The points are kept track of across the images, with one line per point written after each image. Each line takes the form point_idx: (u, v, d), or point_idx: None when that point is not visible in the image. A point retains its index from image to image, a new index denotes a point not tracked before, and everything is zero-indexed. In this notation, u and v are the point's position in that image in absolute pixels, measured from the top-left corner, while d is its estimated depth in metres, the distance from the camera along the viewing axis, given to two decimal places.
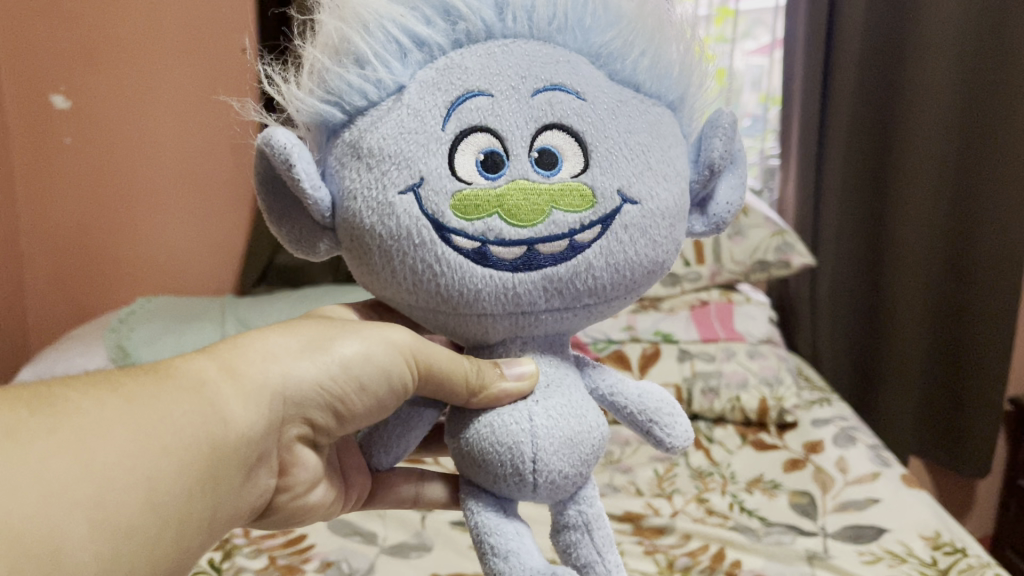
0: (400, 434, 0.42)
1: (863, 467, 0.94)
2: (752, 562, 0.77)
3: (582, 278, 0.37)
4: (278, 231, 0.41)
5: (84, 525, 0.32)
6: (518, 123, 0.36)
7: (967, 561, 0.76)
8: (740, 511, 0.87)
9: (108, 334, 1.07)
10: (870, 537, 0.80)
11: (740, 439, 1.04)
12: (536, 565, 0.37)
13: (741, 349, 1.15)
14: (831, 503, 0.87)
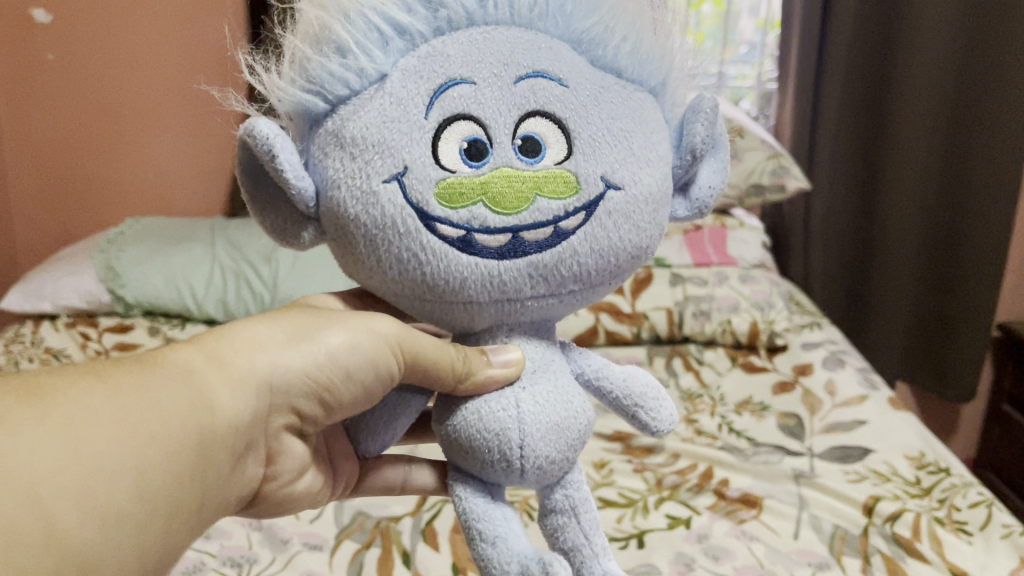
0: (388, 421, 0.42)
1: (851, 390, 0.97)
2: (739, 480, 0.80)
3: (567, 264, 0.37)
4: (262, 222, 0.41)
5: (73, 511, 0.32)
6: (501, 110, 0.36)
7: (950, 480, 0.79)
8: (729, 432, 0.90)
9: (98, 255, 1.15)
10: (856, 459, 0.84)
11: (730, 361, 1.07)
12: (524, 550, 0.37)
13: (733, 274, 1.16)
14: (818, 425, 0.90)
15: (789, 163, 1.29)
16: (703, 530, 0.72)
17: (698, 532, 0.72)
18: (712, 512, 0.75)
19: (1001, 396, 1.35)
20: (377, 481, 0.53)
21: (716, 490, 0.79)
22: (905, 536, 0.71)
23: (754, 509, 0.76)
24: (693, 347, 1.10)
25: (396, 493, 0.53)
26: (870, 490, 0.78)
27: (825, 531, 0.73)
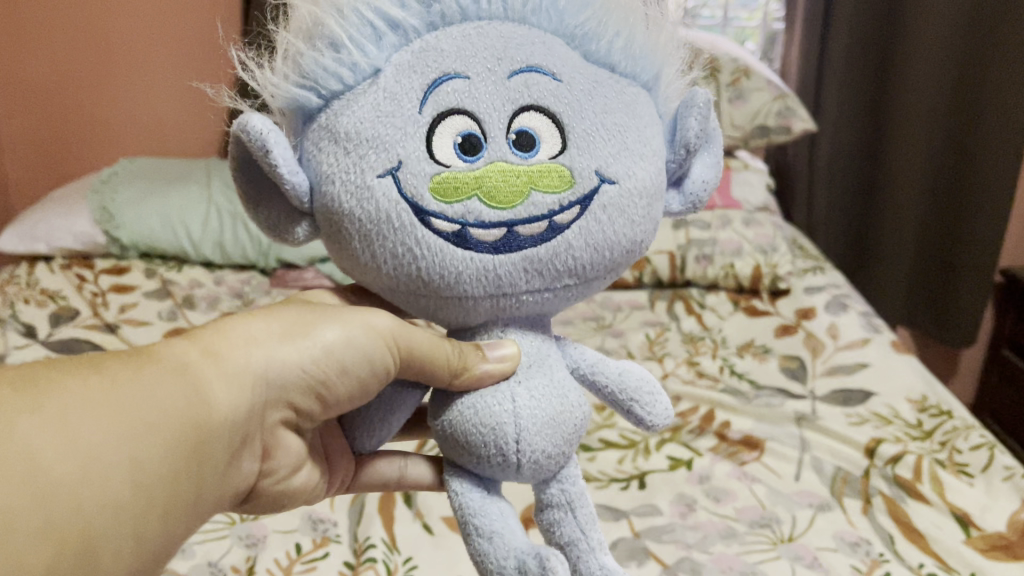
0: (384, 417, 0.42)
1: (854, 334, 1.04)
2: (741, 423, 0.87)
3: (562, 258, 0.37)
4: (254, 219, 0.41)
5: (66, 502, 0.32)
6: (495, 105, 0.36)
7: (952, 423, 0.86)
8: (731, 374, 0.97)
9: (91, 195, 1.29)
10: (858, 401, 0.90)
11: (731, 305, 1.16)
12: (521, 546, 0.37)
13: (737, 216, 1.26)
14: (822, 367, 0.98)
15: (796, 104, 1.33)
16: (705, 471, 0.79)
17: (698, 473, 0.79)
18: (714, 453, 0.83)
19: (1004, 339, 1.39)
20: (371, 476, 0.52)
21: (717, 432, 0.85)
22: (906, 477, 0.78)
23: (755, 452, 0.83)
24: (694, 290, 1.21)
25: (391, 487, 0.52)
26: (872, 433, 0.84)
27: (826, 471, 0.79)
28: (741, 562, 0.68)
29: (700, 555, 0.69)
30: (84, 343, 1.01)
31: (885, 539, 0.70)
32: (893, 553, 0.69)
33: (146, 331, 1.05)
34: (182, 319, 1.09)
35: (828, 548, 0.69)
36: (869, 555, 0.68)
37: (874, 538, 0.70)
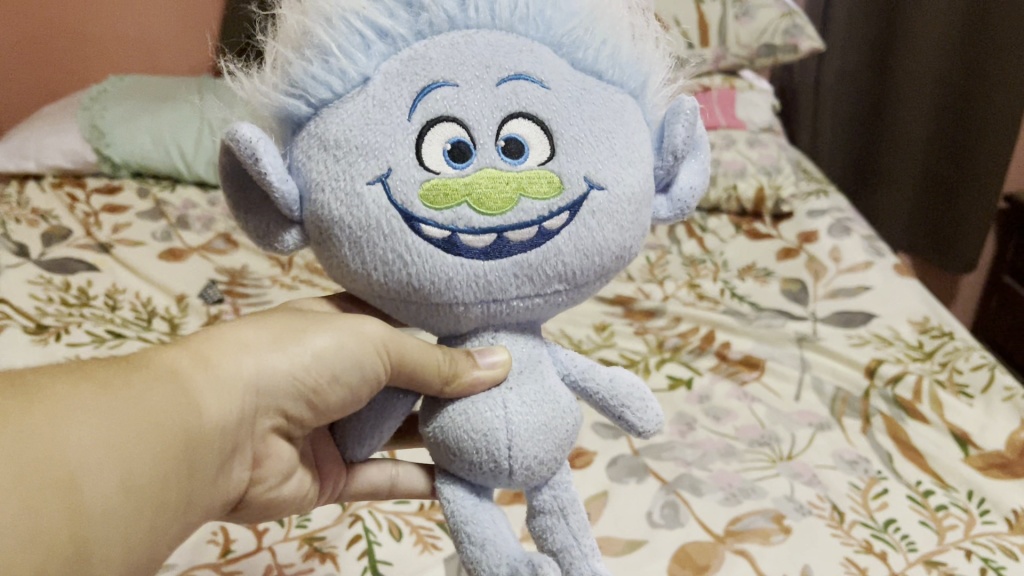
0: (375, 424, 0.42)
1: (856, 257, 1.12)
2: (742, 343, 0.96)
3: (552, 263, 0.38)
4: (243, 225, 0.41)
5: (60, 507, 0.32)
6: (484, 112, 0.37)
7: (953, 344, 0.95)
8: (732, 297, 1.07)
9: (81, 112, 1.37)
10: (860, 322, 0.99)
11: (733, 228, 1.25)
12: (514, 553, 0.37)
13: (740, 137, 1.36)
14: (824, 291, 1.06)
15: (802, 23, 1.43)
16: (706, 391, 0.88)
17: (698, 394, 0.87)
18: (714, 373, 0.91)
19: (1005, 268, 1.48)
20: (362, 483, 0.52)
21: (717, 353, 0.94)
22: (907, 398, 0.86)
23: (755, 371, 0.91)
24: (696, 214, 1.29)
25: (380, 495, 0.52)
26: (873, 354, 0.93)
27: (826, 393, 0.88)
28: (740, 480, 0.75)
29: (699, 472, 0.76)
30: (76, 263, 1.06)
31: (883, 458, 0.78)
32: (890, 471, 0.77)
33: (138, 250, 1.11)
34: (176, 239, 1.15)
35: (827, 466, 0.77)
36: (867, 473, 0.76)
37: (873, 458, 0.78)
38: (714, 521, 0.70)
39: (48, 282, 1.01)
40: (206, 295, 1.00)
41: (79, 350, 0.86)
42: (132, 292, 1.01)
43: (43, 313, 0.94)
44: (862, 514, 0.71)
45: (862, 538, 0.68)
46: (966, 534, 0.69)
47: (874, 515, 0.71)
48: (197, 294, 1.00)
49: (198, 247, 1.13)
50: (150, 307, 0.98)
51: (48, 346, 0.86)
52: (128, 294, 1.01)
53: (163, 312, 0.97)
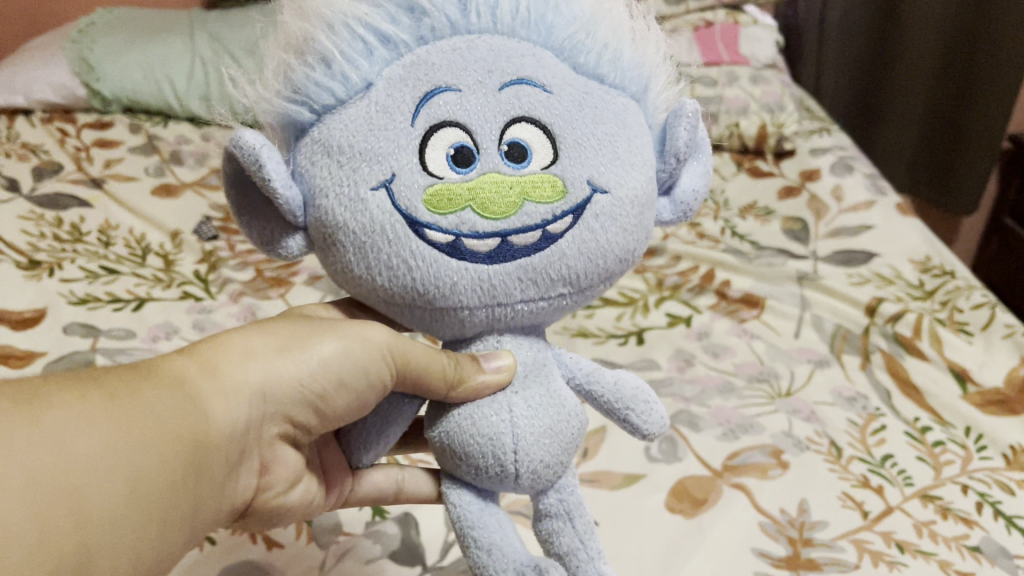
0: (379, 431, 0.42)
1: (860, 196, 1.13)
2: (741, 281, 0.99)
3: (556, 267, 0.38)
4: (247, 229, 0.41)
5: (69, 516, 0.32)
6: (486, 116, 0.37)
7: (954, 283, 0.96)
8: (732, 235, 1.09)
9: (69, 45, 1.34)
10: (861, 262, 1.01)
11: (736, 167, 1.26)
12: (521, 558, 0.37)
13: (744, 73, 1.34)
14: (824, 231, 1.08)
15: None
16: (705, 327, 0.91)
17: (698, 330, 0.90)
18: (714, 311, 0.95)
19: (1005, 210, 1.50)
20: (367, 489, 0.53)
21: (717, 290, 0.97)
22: (907, 335, 0.88)
23: (756, 309, 0.95)
24: None
25: (388, 499, 0.53)
26: (873, 293, 0.94)
27: (827, 330, 0.91)
28: (739, 416, 0.77)
29: (698, 408, 0.78)
30: (67, 199, 1.06)
31: (882, 395, 0.81)
32: (889, 407, 0.79)
33: (131, 185, 1.12)
34: (169, 174, 1.16)
35: (826, 402, 0.80)
36: (866, 410, 0.79)
37: (872, 395, 0.81)
38: (713, 457, 0.72)
39: (40, 217, 1.02)
40: (200, 231, 1.02)
41: (72, 286, 0.88)
42: (126, 228, 1.02)
43: (36, 249, 0.95)
44: (860, 449, 0.74)
45: (859, 473, 0.71)
46: (962, 470, 0.72)
47: (871, 451, 0.74)
48: (191, 230, 1.02)
49: (191, 183, 1.14)
50: (144, 245, 0.99)
51: (42, 283, 0.88)
52: (121, 230, 1.02)
53: (157, 248, 0.99)
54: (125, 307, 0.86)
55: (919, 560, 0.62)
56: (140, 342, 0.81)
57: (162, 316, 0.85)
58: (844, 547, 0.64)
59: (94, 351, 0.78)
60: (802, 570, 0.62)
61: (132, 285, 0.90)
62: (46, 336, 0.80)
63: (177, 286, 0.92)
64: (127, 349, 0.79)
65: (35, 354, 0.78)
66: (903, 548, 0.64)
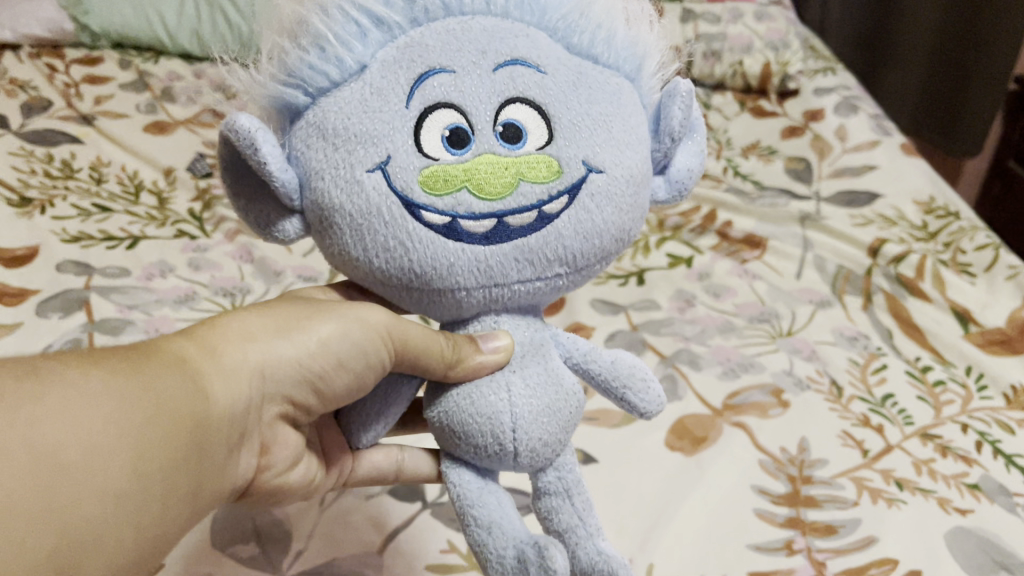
0: (379, 411, 0.43)
1: (863, 136, 1.22)
2: (744, 222, 1.09)
3: (553, 247, 0.38)
4: (244, 214, 0.42)
5: (72, 488, 0.33)
6: (481, 97, 0.37)
7: (958, 225, 1.05)
8: (735, 175, 1.18)
9: None
10: (863, 202, 1.11)
11: (738, 107, 1.34)
12: (520, 535, 0.37)
13: (748, 10, 1.41)
14: (828, 170, 1.17)
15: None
16: (705, 269, 1.00)
17: (698, 271, 1.00)
18: (715, 251, 1.04)
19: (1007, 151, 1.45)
20: (366, 470, 0.53)
21: (718, 231, 1.07)
22: (908, 275, 0.98)
23: (757, 249, 1.05)
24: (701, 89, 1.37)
25: (387, 481, 0.53)
26: (877, 234, 1.05)
27: (828, 271, 1.00)
28: (739, 355, 0.85)
29: (698, 347, 0.86)
30: (58, 135, 1.08)
31: (883, 335, 0.90)
32: (890, 347, 0.88)
33: (123, 122, 1.13)
34: (161, 113, 1.16)
35: (827, 342, 0.88)
36: (867, 350, 0.87)
37: (873, 334, 0.90)
38: (714, 396, 0.80)
39: (30, 153, 1.03)
40: (195, 168, 1.04)
41: (65, 224, 0.92)
42: (118, 165, 1.04)
43: (27, 186, 0.97)
44: (860, 389, 0.82)
45: (860, 412, 0.78)
46: (962, 408, 0.79)
47: (872, 389, 0.82)
48: (184, 169, 1.04)
49: (183, 121, 1.14)
50: (137, 182, 1.02)
51: (33, 220, 0.91)
52: (113, 168, 1.04)
53: (150, 186, 1.02)
54: (118, 246, 0.90)
55: (916, 497, 0.69)
56: (136, 279, 0.86)
57: (158, 254, 0.90)
58: (843, 483, 0.71)
59: (88, 290, 0.82)
60: (801, 506, 0.68)
61: (125, 224, 0.94)
62: (40, 274, 0.84)
63: (171, 225, 0.95)
64: (123, 288, 0.84)
65: (29, 292, 0.81)
66: (903, 485, 0.70)
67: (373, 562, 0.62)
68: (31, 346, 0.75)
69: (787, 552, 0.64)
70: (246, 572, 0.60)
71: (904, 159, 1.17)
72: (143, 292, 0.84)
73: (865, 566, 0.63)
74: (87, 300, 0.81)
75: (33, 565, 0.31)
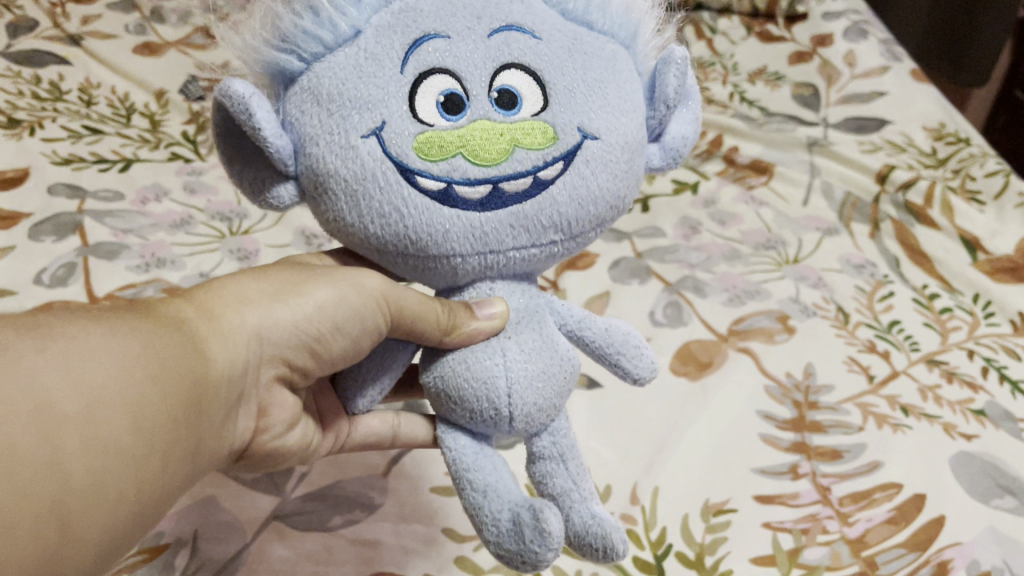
0: (374, 374, 0.44)
1: (872, 62, 1.19)
2: (750, 148, 1.08)
3: (548, 213, 0.38)
4: (240, 181, 0.42)
5: (76, 435, 0.32)
6: (476, 62, 0.37)
7: (969, 151, 1.04)
8: (741, 102, 1.16)
9: None
10: (873, 129, 1.10)
11: (745, 31, 1.30)
12: (516, 499, 0.38)
13: None
14: (836, 97, 1.15)
15: None
16: (711, 196, 1.00)
17: (704, 199, 0.99)
18: (722, 177, 1.04)
19: None
20: (363, 434, 0.55)
21: (725, 157, 1.06)
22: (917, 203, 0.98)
23: (764, 176, 1.04)
24: (706, 13, 1.32)
25: (384, 447, 0.55)
26: (885, 160, 1.04)
27: (836, 198, 1.00)
28: (744, 283, 0.85)
29: (702, 275, 0.87)
30: (45, 56, 1.06)
31: (890, 263, 0.90)
32: (896, 274, 0.88)
33: (111, 42, 1.10)
34: (151, 32, 1.13)
35: (834, 270, 0.88)
36: (874, 277, 0.87)
37: (880, 262, 0.90)
38: (719, 323, 0.80)
39: (17, 74, 1.02)
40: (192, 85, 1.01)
41: (55, 146, 0.91)
42: (107, 88, 1.03)
43: (15, 108, 0.96)
44: (867, 315, 0.82)
45: (866, 338, 0.79)
46: (969, 335, 0.80)
47: (879, 316, 0.82)
48: (176, 90, 1.03)
49: (174, 41, 1.11)
50: (128, 105, 1.01)
51: (22, 142, 0.91)
52: (102, 90, 1.03)
53: (142, 108, 1.01)
54: (111, 169, 0.90)
55: (922, 423, 0.70)
56: (130, 204, 0.86)
57: (151, 177, 0.90)
58: (849, 410, 0.71)
59: (82, 214, 0.83)
60: (806, 431, 0.69)
61: (117, 146, 0.93)
62: (32, 196, 0.84)
63: (165, 147, 0.95)
64: (117, 212, 0.84)
65: (20, 216, 0.82)
66: (909, 411, 0.71)
67: (376, 483, 0.63)
68: (26, 271, 0.76)
69: (793, 476, 0.66)
70: (250, 494, 0.61)
71: (914, 84, 1.15)
72: (139, 216, 0.84)
73: (870, 490, 0.64)
74: (80, 224, 0.81)
75: (45, 517, 0.30)
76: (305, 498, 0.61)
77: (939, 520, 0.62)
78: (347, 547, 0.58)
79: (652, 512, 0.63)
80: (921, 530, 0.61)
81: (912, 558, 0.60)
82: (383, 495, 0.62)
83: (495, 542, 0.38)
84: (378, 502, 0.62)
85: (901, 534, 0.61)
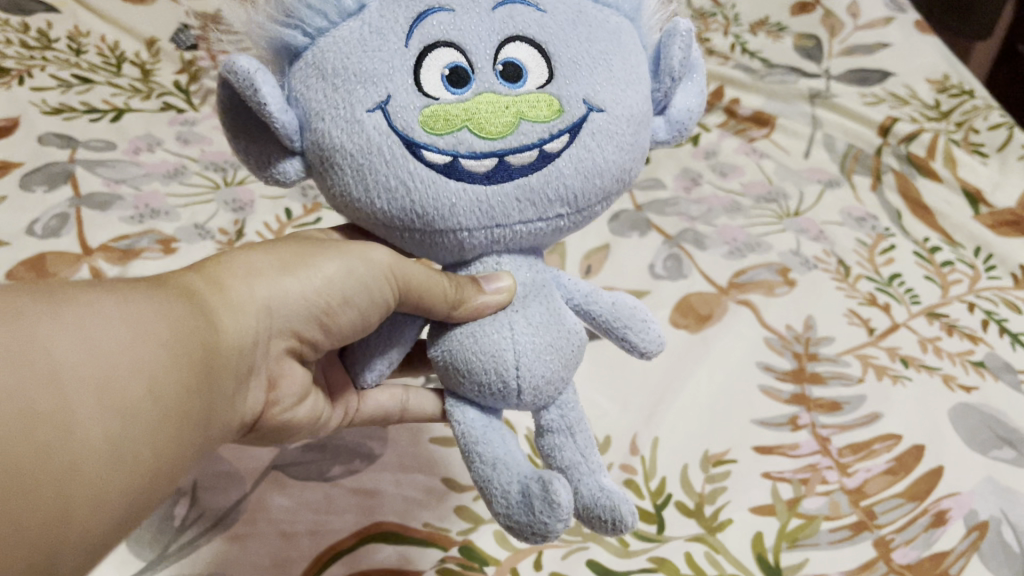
0: (382, 349, 0.44)
1: (876, 13, 1.17)
2: (751, 100, 1.07)
3: (554, 186, 0.38)
4: (244, 155, 0.41)
5: (92, 399, 0.32)
6: (480, 35, 0.36)
7: (972, 104, 1.04)
8: (742, 53, 1.15)
9: None
10: (876, 81, 1.09)
11: None
12: (525, 471, 0.38)
13: None
14: (839, 48, 1.14)
15: None
16: (712, 148, 0.99)
17: (704, 151, 0.99)
18: (722, 129, 1.03)
19: None
20: (372, 408, 0.55)
21: (726, 109, 1.06)
22: (919, 155, 0.97)
23: (765, 128, 1.04)
24: None
25: (393, 420, 0.56)
26: (887, 112, 1.03)
27: (838, 151, 1.00)
28: (745, 236, 0.85)
29: (703, 228, 0.86)
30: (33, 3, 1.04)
31: (892, 216, 0.90)
32: (898, 227, 0.88)
33: None
34: None
35: (834, 223, 0.88)
36: (875, 230, 0.87)
37: (881, 215, 0.90)
38: (719, 276, 0.80)
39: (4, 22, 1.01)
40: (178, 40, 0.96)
41: (45, 96, 0.91)
42: (97, 36, 1.02)
43: (3, 56, 0.95)
44: (868, 268, 0.82)
45: (867, 291, 0.79)
46: (970, 288, 0.80)
47: (880, 270, 0.82)
48: (167, 38, 1.02)
49: None
50: (118, 54, 1.00)
51: (12, 91, 0.90)
52: (92, 39, 1.02)
53: (132, 58, 1.00)
54: (102, 119, 0.89)
55: (922, 374, 0.70)
56: (122, 154, 0.86)
57: (144, 127, 0.89)
58: (849, 361, 0.72)
59: (73, 164, 0.82)
60: (806, 383, 0.70)
61: (108, 96, 0.93)
62: (22, 146, 0.84)
63: (157, 98, 0.94)
64: (110, 162, 0.84)
65: (11, 165, 0.81)
66: (909, 362, 0.71)
67: (376, 434, 0.64)
68: (18, 220, 0.76)
69: (792, 428, 0.66)
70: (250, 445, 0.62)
71: (918, 36, 1.14)
72: (131, 166, 0.84)
73: (870, 441, 0.65)
74: (72, 174, 0.81)
75: (60, 480, 0.31)
76: (306, 449, 0.62)
77: (937, 471, 0.63)
78: (346, 498, 0.59)
79: (652, 462, 0.63)
80: (920, 480, 0.62)
81: (911, 507, 0.60)
82: (383, 445, 0.63)
83: (505, 514, 0.38)
84: (378, 453, 0.63)
85: (900, 483, 0.62)
